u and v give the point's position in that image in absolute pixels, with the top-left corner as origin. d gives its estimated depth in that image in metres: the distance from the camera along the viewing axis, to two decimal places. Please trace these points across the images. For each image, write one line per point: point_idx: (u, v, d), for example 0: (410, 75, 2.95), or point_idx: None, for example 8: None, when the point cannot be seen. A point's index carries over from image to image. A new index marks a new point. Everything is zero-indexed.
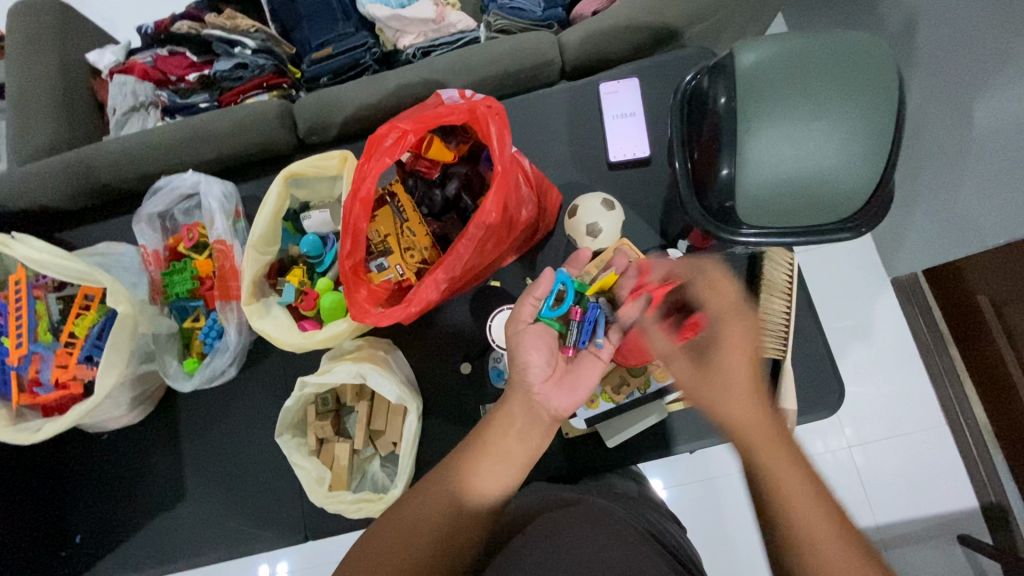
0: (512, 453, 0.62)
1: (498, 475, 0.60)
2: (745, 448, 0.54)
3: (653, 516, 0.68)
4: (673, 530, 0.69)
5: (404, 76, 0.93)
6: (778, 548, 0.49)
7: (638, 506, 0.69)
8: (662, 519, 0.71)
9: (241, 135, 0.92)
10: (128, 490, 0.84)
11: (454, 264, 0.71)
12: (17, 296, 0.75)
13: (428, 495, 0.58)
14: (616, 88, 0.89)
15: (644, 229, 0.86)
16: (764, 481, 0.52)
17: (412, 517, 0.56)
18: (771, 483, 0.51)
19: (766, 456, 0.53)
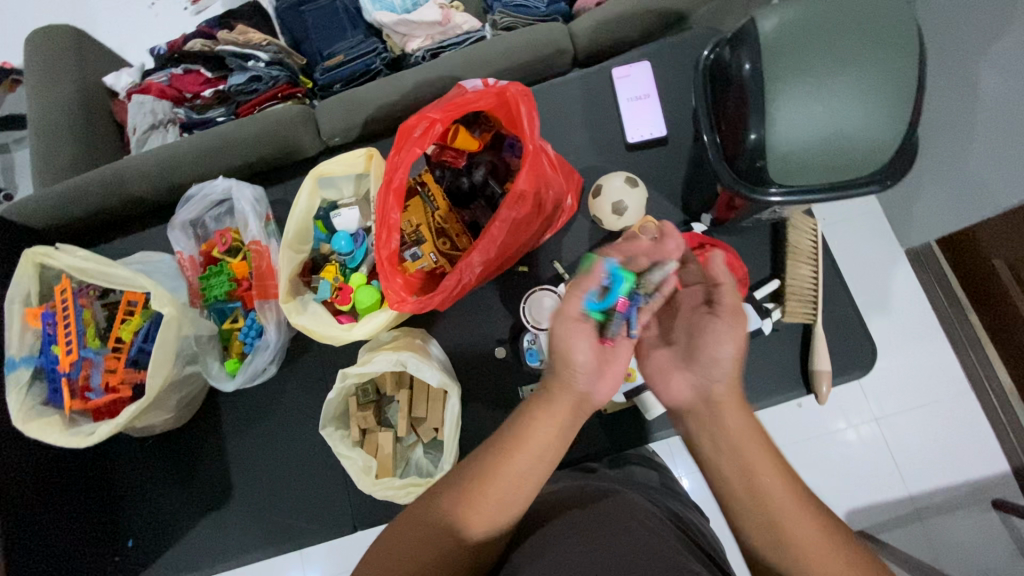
0: (539, 456, 0.58)
1: (524, 481, 0.57)
2: (734, 453, 0.56)
3: (674, 505, 0.69)
4: (693, 517, 0.71)
5: (421, 74, 0.95)
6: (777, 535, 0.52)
7: (658, 495, 0.70)
8: (685, 508, 0.72)
9: (266, 140, 0.94)
10: (177, 492, 0.86)
11: (488, 248, 0.72)
12: (64, 304, 0.77)
13: (449, 497, 0.57)
14: (628, 72, 0.91)
15: (667, 205, 0.88)
16: (761, 484, 0.54)
17: (429, 526, 0.55)
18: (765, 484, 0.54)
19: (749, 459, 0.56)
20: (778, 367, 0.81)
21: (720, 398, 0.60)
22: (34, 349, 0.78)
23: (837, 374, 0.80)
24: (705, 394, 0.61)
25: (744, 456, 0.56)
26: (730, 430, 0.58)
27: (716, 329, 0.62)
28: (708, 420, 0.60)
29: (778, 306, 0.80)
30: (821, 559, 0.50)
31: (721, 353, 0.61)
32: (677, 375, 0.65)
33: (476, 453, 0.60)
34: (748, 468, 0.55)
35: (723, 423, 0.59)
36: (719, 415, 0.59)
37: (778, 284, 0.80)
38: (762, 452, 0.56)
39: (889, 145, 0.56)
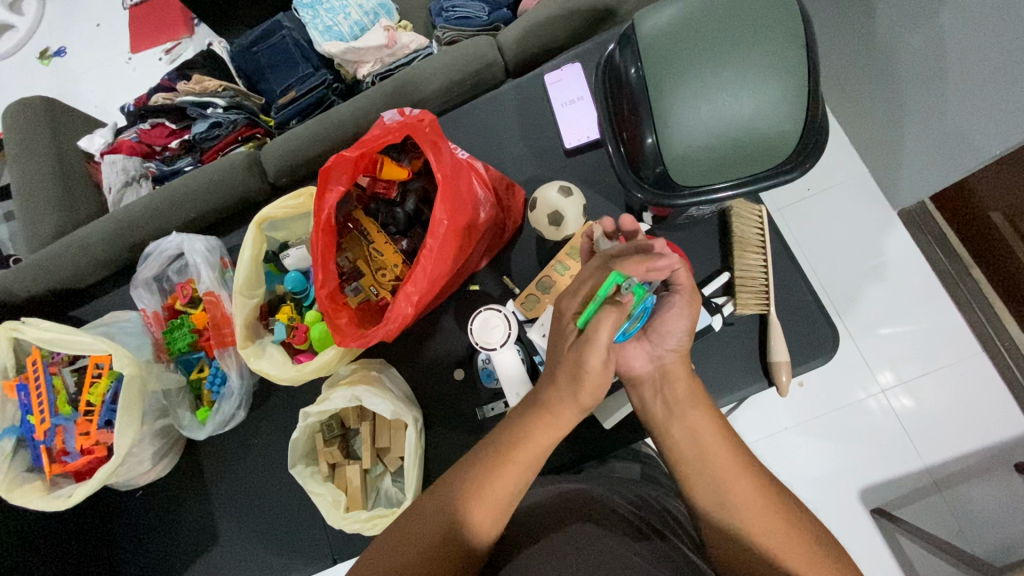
0: (524, 474, 0.58)
1: (510, 500, 0.57)
2: (688, 420, 0.59)
3: (640, 490, 0.69)
4: (669, 501, 0.70)
5: (356, 106, 0.96)
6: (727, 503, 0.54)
7: (633, 487, 0.69)
8: (661, 495, 0.71)
9: (217, 190, 0.97)
10: (167, 540, 0.89)
11: (422, 281, 0.72)
12: (34, 376, 0.81)
13: (436, 515, 0.55)
14: (559, 76, 0.90)
15: (610, 208, 0.87)
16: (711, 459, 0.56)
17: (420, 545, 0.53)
18: (719, 459, 0.56)
19: (701, 426, 0.58)
20: (738, 361, 0.79)
21: (672, 367, 0.62)
22: (15, 419, 0.82)
23: (798, 363, 0.77)
24: (659, 364, 0.62)
25: (699, 434, 0.58)
26: (683, 406, 0.60)
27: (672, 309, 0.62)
28: (658, 387, 0.62)
29: (729, 300, 0.78)
30: (760, 518, 0.52)
31: (672, 332, 0.62)
32: (634, 346, 0.64)
33: (462, 471, 0.58)
34: (703, 446, 0.57)
35: (675, 392, 0.61)
36: (667, 380, 0.61)
37: (727, 276, 0.78)
38: (716, 425, 0.58)
39: (789, 132, 0.53)
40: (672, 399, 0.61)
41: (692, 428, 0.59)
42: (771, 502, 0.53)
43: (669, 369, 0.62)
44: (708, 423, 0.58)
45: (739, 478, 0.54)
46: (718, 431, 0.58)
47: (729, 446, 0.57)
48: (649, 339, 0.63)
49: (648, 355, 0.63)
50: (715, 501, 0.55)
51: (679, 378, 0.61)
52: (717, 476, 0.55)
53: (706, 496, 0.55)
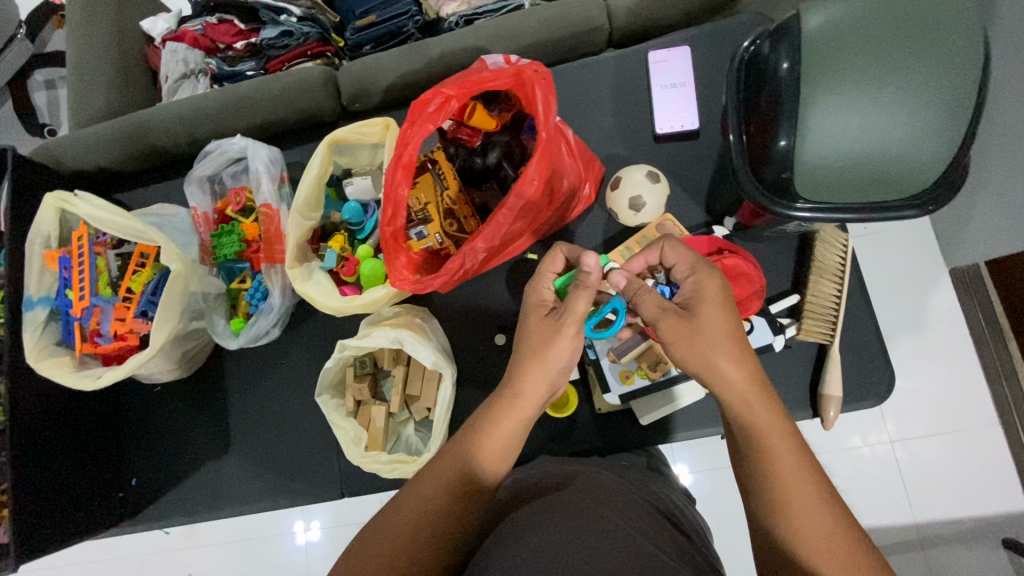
0: (504, 450, 0.63)
1: (492, 474, 0.61)
2: (761, 431, 0.56)
3: (659, 489, 0.69)
4: (675, 500, 0.72)
5: (447, 43, 0.92)
6: (782, 520, 0.51)
7: (643, 480, 0.69)
8: (667, 491, 0.72)
9: (287, 100, 0.93)
10: (181, 440, 0.90)
11: (494, 236, 0.71)
12: (79, 251, 0.79)
13: (421, 495, 0.58)
14: (666, 57, 0.86)
15: (690, 204, 0.84)
16: (772, 472, 0.54)
17: (411, 516, 0.56)
18: (782, 473, 0.53)
19: (774, 440, 0.55)
20: (786, 386, 0.78)
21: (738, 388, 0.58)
22: (51, 291, 0.81)
23: (847, 401, 0.76)
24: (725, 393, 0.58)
25: (768, 443, 0.55)
26: (756, 423, 0.56)
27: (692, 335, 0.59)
28: (720, 396, 0.59)
29: (794, 323, 0.77)
30: (817, 530, 0.50)
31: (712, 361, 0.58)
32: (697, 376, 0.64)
33: (443, 453, 0.63)
34: (777, 469, 0.54)
35: (747, 412, 0.57)
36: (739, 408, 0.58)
37: (797, 299, 0.76)
38: (788, 440, 0.55)
39: (933, 165, 0.52)
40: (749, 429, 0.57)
41: (758, 446, 0.55)
42: (833, 517, 0.50)
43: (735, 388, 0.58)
44: (782, 445, 0.55)
45: (802, 489, 0.52)
46: (792, 445, 0.54)
47: (796, 454, 0.54)
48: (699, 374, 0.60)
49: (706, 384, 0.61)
50: (768, 500, 0.53)
51: (753, 402, 0.57)
52: (776, 485, 0.53)
53: (758, 502, 0.54)
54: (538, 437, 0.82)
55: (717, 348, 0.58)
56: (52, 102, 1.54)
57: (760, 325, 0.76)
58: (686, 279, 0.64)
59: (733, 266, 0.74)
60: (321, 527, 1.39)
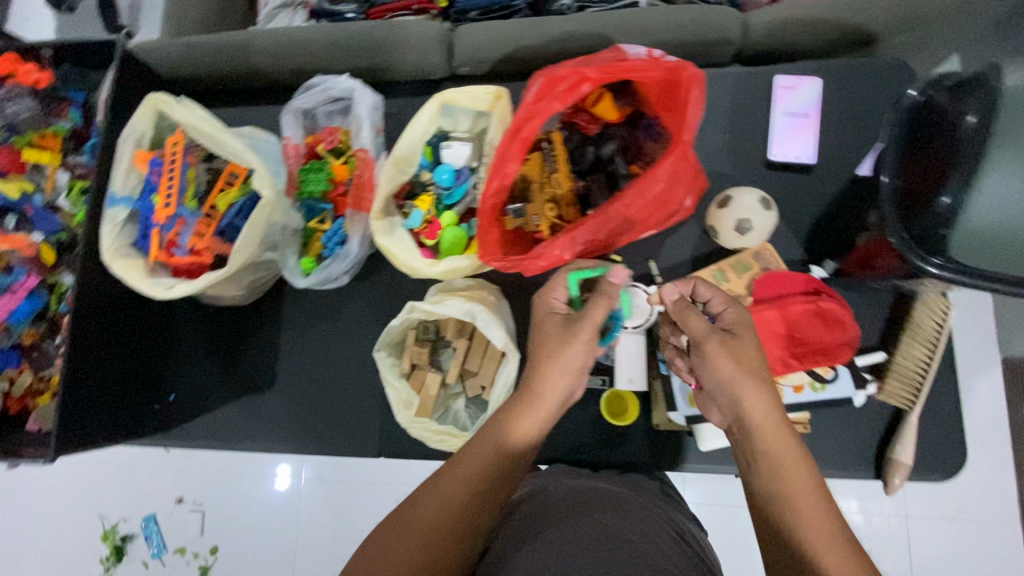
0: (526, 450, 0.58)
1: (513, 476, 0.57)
2: (783, 474, 0.53)
3: (676, 515, 0.68)
4: (692, 528, 0.71)
5: (572, 23, 0.88)
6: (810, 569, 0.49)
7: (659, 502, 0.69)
8: (684, 519, 0.71)
9: (398, 49, 0.90)
10: (225, 365, 0.88)
11: (598, 229, 0.70)
12: (173, 158, 0.78)
13: (440, 499, 0.55)
14: (796, 84, 0.83)
15: (790, 240, 0.81)
16: (796, 520, 0.51)
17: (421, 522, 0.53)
18: (807, 519, 0.51)
19: (797, 482, 0.52)
20: (852, 443, 0.76)
21: (766, 426, 0.55)
22: (133, 191, 0.80)
23: (911, 472, 0.74)
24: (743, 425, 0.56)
25: (790, 484, 0.53)
26: (780, 463, 0.53)
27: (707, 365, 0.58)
28: (748, 430, 0.56)
29: (876, 381, 0.74)
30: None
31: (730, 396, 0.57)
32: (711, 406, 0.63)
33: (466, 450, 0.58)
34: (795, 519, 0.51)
35: (770, 453, 0.54)
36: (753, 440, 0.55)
37: (884, 357, 0.74)
38: (812, 483, 0.52)
39: None
40: (774, 470, 0.54)
41: (783, 491, 0.52)
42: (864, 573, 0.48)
43: (755, 429, 0.55)
44: (803, 492, 0.52)
45: (827, 538, 0.50)
46: (815, 489, 0.52)
47: (819, 502, 0.52)
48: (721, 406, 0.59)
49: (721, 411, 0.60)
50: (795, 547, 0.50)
51: (776, 441, 0.54)
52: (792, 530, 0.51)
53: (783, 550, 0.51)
54: (585, 437, 0.80)
55: (734, 381, 0.56)
56: None
57: (845, 377, 0.73)
58: (720, 311, 0.63)
59: (830, 310, 0.72)
60: (316, 476, 1.39)
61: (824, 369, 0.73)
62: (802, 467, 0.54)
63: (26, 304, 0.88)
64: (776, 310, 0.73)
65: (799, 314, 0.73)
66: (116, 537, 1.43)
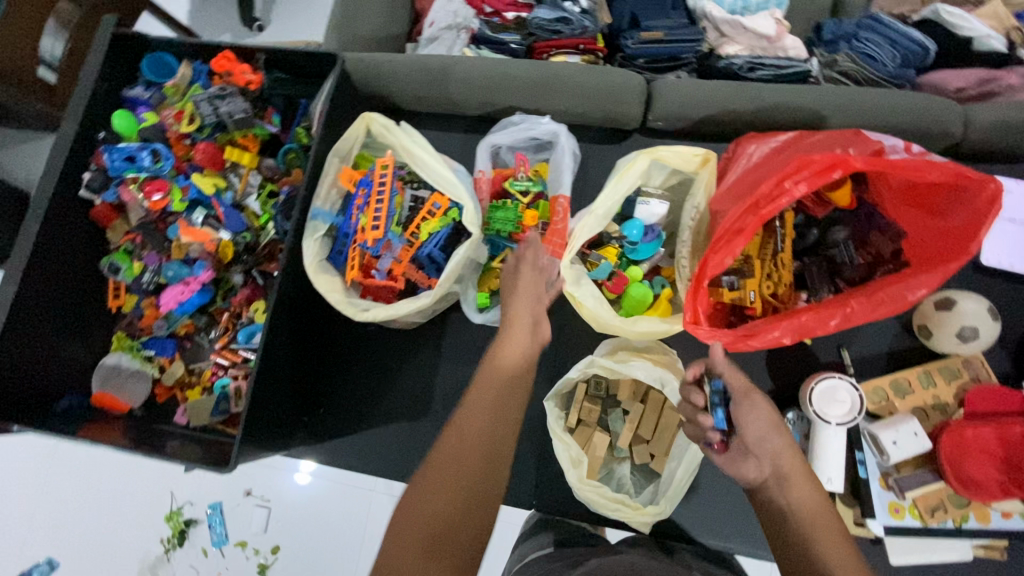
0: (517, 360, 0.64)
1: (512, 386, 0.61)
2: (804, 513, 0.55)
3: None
4: None
5: (785, 96, 0.86)
6: None
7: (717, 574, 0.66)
8: None
9: (598, 96, 0.90)
10: (380, 388, 0.87)
11: (816, 324, 0.64)
12: (383, 180, 0.78)
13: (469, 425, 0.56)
14: (1015, 189, 0.80)
15: (996, 351, 0.78)
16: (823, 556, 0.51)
17: (448, 481, 0.51)
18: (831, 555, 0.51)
19: (818, 520, 0.54)
20: None
21: (789, 470, 0.58)
22: (333, 206, 0.80)
23: None
24: (775, 469, 0.59)
25: (814, 526, 0.53)
26: (805, 504, 0.55)
27: (751, 408, 0.63)
28: (778, 476, 0.59)
29: None
30: None
31: (772, 437, 0.61)
32: (743, 460, 0.61)
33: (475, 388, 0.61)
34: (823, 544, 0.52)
35: (802, 497, 0.57)
36: (785, 484, 0.58)
37: None
38: (832, 526, 0.53)
39: None
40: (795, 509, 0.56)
41: (807, 529, 0.54)
42: None
43: (788, 471, 0.58)
44: (827, 523, 0.54)
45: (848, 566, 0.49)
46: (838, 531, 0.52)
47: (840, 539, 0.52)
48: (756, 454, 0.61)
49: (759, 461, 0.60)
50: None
51: (802, 486, 0.57)
52: (815, 555, 0.51)
53: None
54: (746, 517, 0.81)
55: (773, 426, 0.61)
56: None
57: None
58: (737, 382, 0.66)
59: None
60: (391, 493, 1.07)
61: None
62: (822, 499, 0.56)
63: (195, 298, 0.88)
64: (993, 429, 0.69)
65: (1020, 438, 0.69)
66: (177, 523, 1.12)
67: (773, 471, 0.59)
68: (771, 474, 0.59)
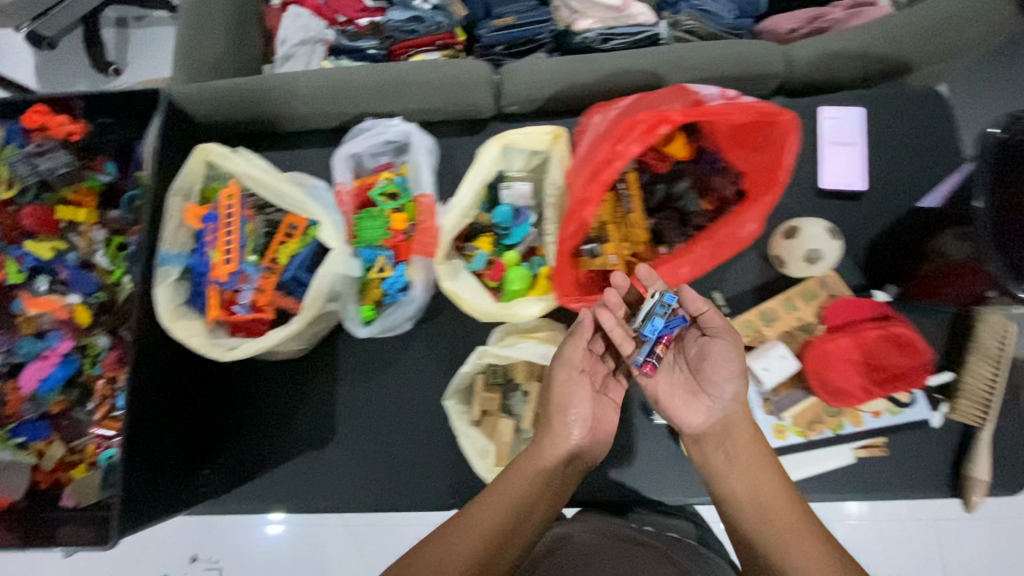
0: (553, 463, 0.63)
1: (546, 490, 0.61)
2: (752, 463, 0.59)
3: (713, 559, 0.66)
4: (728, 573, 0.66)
5: (623, 62, 0.89)
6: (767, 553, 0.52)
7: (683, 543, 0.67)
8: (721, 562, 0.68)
9: (446, 90, 0.89)
10: (280, 423, 0.84)
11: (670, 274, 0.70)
12: (229, 212, 0.75)
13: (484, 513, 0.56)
14: (839, 115, 0.87)
15: (849, 266, 0.83)
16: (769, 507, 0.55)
17: (492, 518, 0.55)
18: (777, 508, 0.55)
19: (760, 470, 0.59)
20: (928, 464, 0.77)
21: (735, 419, 0.63)
22: (184, 247, 0.76)
23: (992, 486, 0.75)
24: (722, 417, 0.63)
25: (760, 481, 0.58)
26: (749, 455, 0.60)
27: (720, 348, 0.65)
28: (725, 428, 0.63)
29: (947, 401, 0.77)
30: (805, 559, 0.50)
31: (728, 381, 0.64)
32: (691, 400, 0.66)
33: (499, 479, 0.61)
34: (760, 486, 0.57)
35: (737, 442, 0.62)
36: (729, 433, 0.62)
37: (954, 376, 0.77)
38: (775, 477, 0.58)
39: None
40: (737, 457, 0.60)
41: (748, 474, 0.59)
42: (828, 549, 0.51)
43: (732, 419, 0.63)
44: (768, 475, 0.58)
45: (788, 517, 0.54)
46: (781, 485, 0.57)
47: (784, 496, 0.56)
48: (707, 394, 0.65)
49: (706, 408, 0.65)
50: (764, 537, 0.53)
51: (746, 436, 0.62)
52: (763, 506, 0.56)
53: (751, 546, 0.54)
54: (663, 473, 0.82)
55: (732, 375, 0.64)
56: (122, 40, 1.44)
57: (919, 399, 0.77)
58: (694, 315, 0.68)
59: (902, 335, 0.74)
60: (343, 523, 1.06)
61: (901, 393, 0.76)
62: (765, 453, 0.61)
63: (59, 371, 0.81)
64: (850, 338, 0.74)
65: (875, 341, 0.74)
66: None
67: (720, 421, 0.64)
68: (717, 423, 0.64)
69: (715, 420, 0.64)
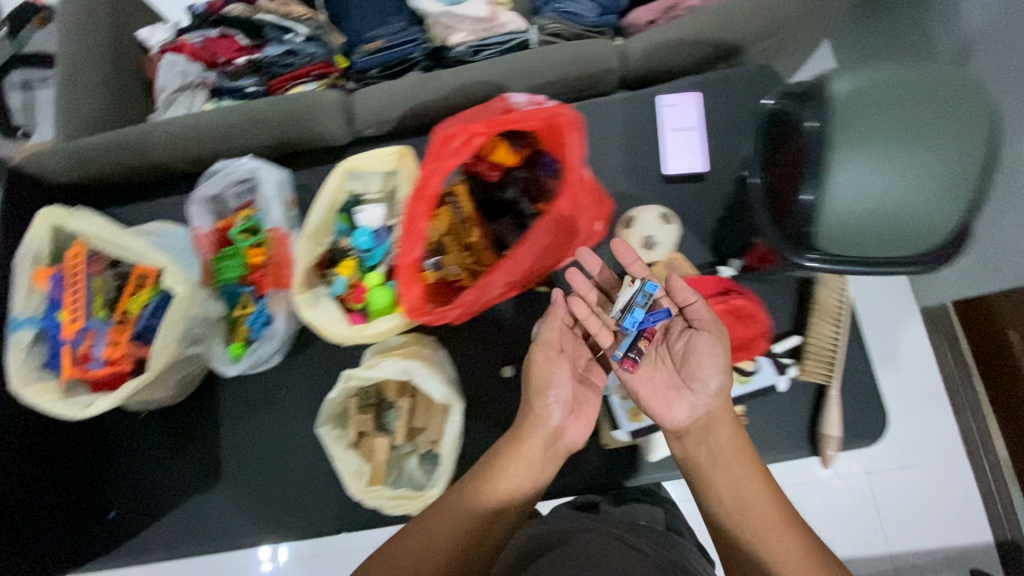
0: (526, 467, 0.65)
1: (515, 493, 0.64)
2: (735, 461, 0.63)
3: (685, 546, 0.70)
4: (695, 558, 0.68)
5: (464, 75, 0.91)
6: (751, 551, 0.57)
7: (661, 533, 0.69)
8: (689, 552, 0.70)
9: (295, 122, 0.91)
10: (164, 470, 0.85)
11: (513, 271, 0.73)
12: (75, 272, 0.77)
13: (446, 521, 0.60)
14: (677, 101, 0.89)
15: (698, 245, 0.86)
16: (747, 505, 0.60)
17: (461, 524, 0.59)
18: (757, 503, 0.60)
19: (744, 467, 0.63)
20: (786, 425, 0.80)
21: (717, 416, 0.66)
22: (37, 310, 0.76)
23: (846, 439, 0.78)
24: (706, 411, 0.67)
25: (743, 481, 0.62)
26: (736, 453, 0.64)
27: (704, 342, 0.68)
28: (710, 425, 0.67)
29: (795, 363, 0.80)
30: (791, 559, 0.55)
31: (713, 375, 0.67)
32: (677, 394, 0.69)
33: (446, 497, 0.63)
34: (744, 487, 0.61)
35: (721, 440, 0.65)
36: (712, 429, 0.66)
37: (799, 339, 0.80)
38: (758, 477, 0.62)
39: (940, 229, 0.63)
40: (721, 455, 0.64)
41: (732, 473, 0.63)
42: (811, 551, 0.56)
43: (715, 418, 0.66)
44: (749, 473, 0.62)
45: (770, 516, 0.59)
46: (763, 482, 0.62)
47: (769, 494, 0.60)
48: (691, 389, 0.68)
49: (691, 403, 0.68)
50: (747, 533, 0.59)
51: (724, 433, 0.65)
52: (745, 504, 0.60)
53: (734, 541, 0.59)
54: None
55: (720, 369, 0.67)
56: (26, 103, 1.39)
57: (765, 365, 0.80)
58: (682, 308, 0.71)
59: (740, 307, 0.77)
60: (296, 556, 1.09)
61: (746, 362, 0.79)
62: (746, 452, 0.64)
63: None
64: None
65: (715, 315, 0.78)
66: None
67: (704, 418, 0.67)
68: (702, 416, 0.67)
69: (699, 414, 0.67)
